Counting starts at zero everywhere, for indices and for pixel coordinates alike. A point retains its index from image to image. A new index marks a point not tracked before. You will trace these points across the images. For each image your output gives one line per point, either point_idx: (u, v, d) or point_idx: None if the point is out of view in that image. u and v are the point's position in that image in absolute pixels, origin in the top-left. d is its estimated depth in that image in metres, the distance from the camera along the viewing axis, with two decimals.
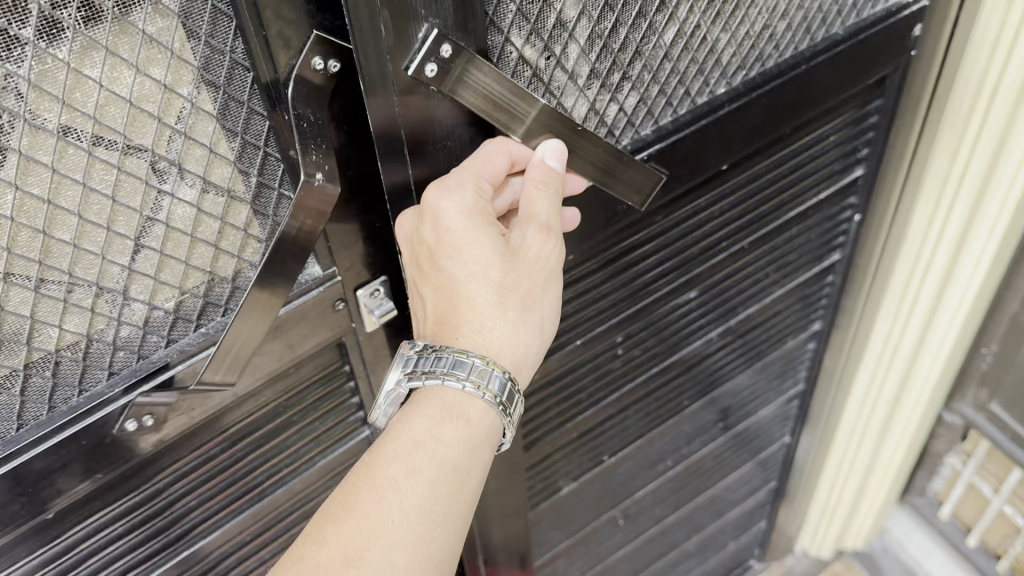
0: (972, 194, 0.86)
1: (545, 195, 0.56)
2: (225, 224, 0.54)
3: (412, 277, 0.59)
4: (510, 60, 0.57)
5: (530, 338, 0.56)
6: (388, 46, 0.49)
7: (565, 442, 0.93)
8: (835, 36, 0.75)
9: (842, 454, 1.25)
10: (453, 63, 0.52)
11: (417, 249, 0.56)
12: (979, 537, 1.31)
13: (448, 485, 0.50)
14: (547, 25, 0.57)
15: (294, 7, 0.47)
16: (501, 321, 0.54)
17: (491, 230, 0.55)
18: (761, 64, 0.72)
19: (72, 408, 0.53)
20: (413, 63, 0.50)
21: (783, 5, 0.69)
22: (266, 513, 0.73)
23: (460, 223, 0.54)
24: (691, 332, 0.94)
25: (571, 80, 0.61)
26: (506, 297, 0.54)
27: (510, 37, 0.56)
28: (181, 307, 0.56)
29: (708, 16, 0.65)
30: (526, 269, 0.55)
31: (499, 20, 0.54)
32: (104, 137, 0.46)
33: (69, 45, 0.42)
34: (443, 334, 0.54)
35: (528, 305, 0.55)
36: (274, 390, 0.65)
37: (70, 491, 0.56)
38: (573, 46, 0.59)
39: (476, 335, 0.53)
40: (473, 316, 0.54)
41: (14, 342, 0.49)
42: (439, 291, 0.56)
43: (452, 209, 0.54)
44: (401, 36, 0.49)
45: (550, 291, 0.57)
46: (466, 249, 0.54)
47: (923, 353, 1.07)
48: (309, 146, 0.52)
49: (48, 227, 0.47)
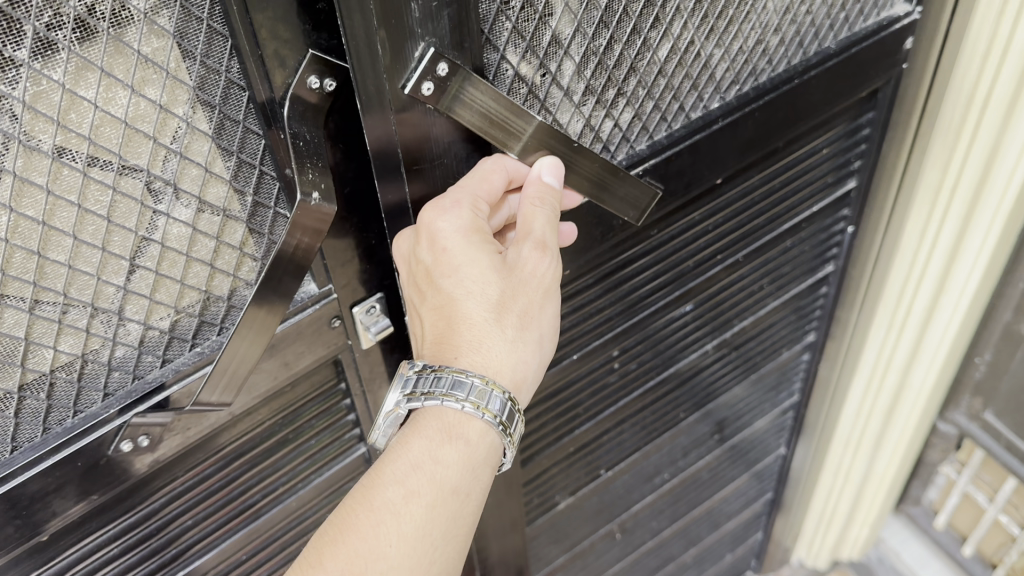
0: (965, 206, 0.86)
1: (542, 211, 0.56)
2: (221, 243, 0.54)
3: (410, 296, 0.59)
4: (506, 78, 0.57)
5: (529, 354, 0.56)
6: (384, 65, 0.49)
7: (563, 457, 0.93)
8: (827, 49, 0.75)
9: (836, 464, 1.25)
10: (450, 81, 0.52)
11: (415, 269, 0.56)
12: (975, 546, 1.30)
13: (446, 507, 0.50)
14: (542, 43, 0.57)
15: (289, 26, 0.47)
16: (499, 339, 0.54)
17: (489, 248, 0.54)
18: (755, 78, 0.72)
19: (67, 430, 0.53)
20: (409, 82, 0.50)
21: (776, 20, 0.69)
22: (262, 531, 0.72)
23: (457, 243, 0.54)
24: (686, 344, 0.94)
25: (566, 97, 0.61)
26: (504, 315, 0.54)
27: (506, 55, 0.56)
28: (177, 326, 0.56)
29: (702, 32, 0.65)
30: (524, 286, 0.55)
31: (494, 38, 0.54)
32: (99, 158, 0.46)
33: (64, 65, 0.42)
34: (442, 354, 0.54)
35: (525, 322, 0.55)
36: (270, 409, 0.64)
37: (64, 514, 0.56)
38: (569, 63, 0.59)
39: (475, 353, 0.53)
40: (471, 335, 0.54)
41: (8, 364, 0.49)
42: (436, 310, 0.55)
43: (449, 229, 0.54)
44: (397, 55, 0.49)
45: (547, 307, 0.57)
46: (464, 269, 0.54)
47: (916, 364, 1.06)
48: (305, 165, 0.51)
49: (42, 248, 0.46)
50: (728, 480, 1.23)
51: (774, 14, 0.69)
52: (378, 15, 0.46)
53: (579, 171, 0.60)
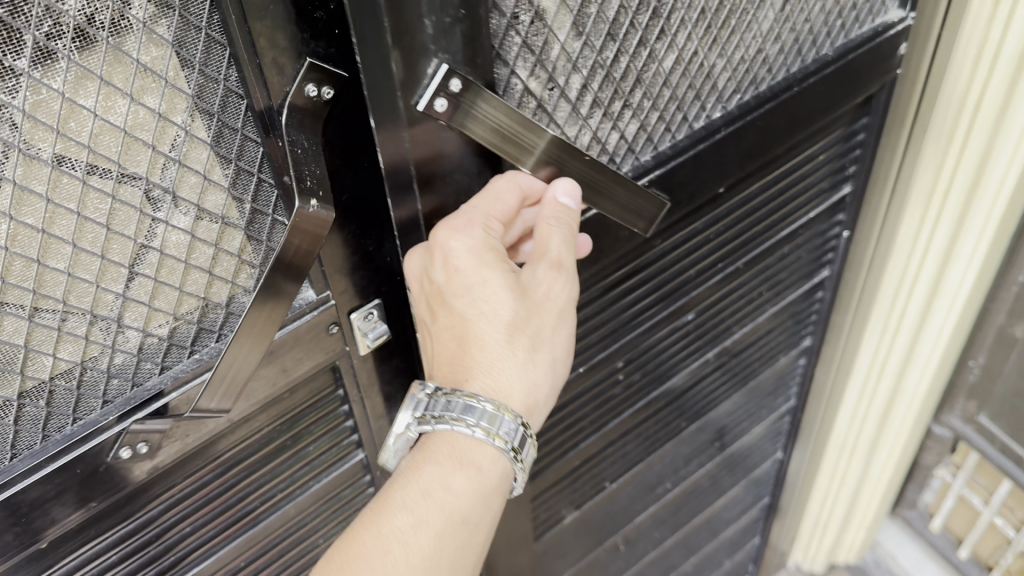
0: (956, 211, 0.87)
1: (558, 230, 0.57)
2: (220, 250, 0.54)
3: (422, 313, 0.60)
4: (516, 92, 0.57)
5: (541, 376, 0.57)
6: (398, 83, 0.50)
7: (567, 471, 0.93)
8: (824, 57, 0.76)
9: (832, 466, 1.26)
10: (462, 96, 0.52)
11: (428, 288, 0.57)
12: (971, 549, 1.31)
13: (454, 536, 0.51)
14: (551, 56, 0.57)
15: (287, 34, 0.47)
16: (512, 361, 0.55)
17: (502, 268, 0.55)
18: (755, 87, 0.73)
19: (67, 437, 0.53)
20: (423, 98, 0.51)
21: (777, 29, 0.70)
22: (260, 538, 0.72)
23: (470, 264, 0.55)
24: (686, 354, 0.95)
25: (574, 110, 0.61)
26: (516, 337, 0.55)
27: (515, 70, 0.56)
28: (175, 333, 0.56)
29: (706, 42, 0.66)
30: (537, 308, 0.56)
31: (504, 52, 0.54)
32: (98, 166, 0.46)
33: (63, 74, 0.42)
34: (455, 375, 0.55)
35: (537, 345, 0.56)
36: (268, 415, 0.65)
37: (63, 520, 0.56)
38: (576, 77, 0.60)
39: (488, 376, 0.55)
40: (484, 357, 0.55)
41: (8, 372, 0.49)
42: (449, 331, 0.57)
43: (462, 249, 0.55)
44: (411, 72, 0.50)
45: (560, 328, 0.58)
46: (477, 290, 0.55)
47: (910, 368, 1.07)
48: (303, 172, 0.52)
49: (42, 256, 0.47)
50: (726, 487, 1.24)
51: (774, 24, 0.69)
52: (392, 33, 0.47)
53: (590, 183, 0.61)
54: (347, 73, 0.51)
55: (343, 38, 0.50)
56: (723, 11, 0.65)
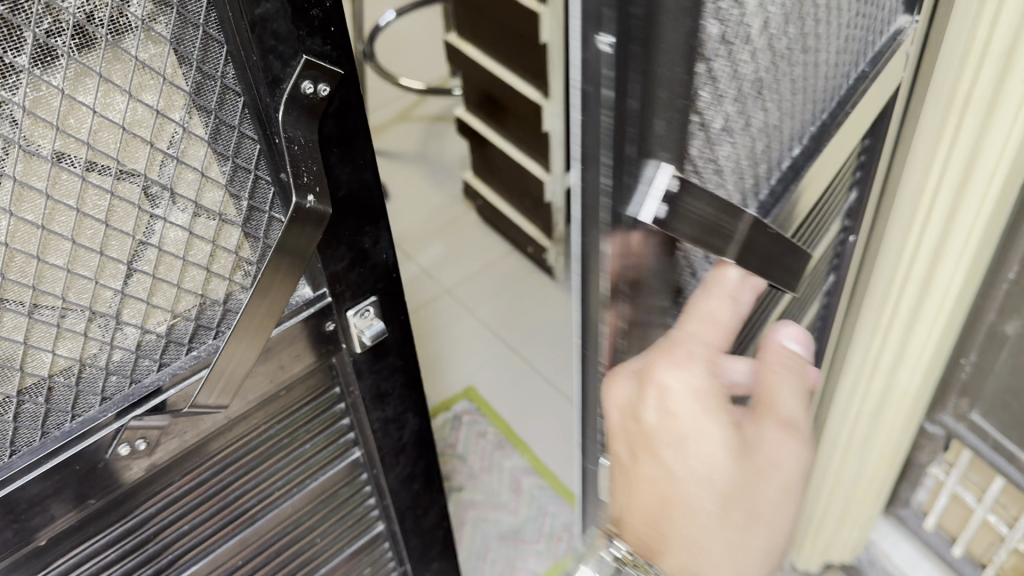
0: (946, 204, 0.82)
1: (789, 378, 0.50)
2: (217, 247, 0.54)
3: (613, 450, 0.49)
4: (699, 163, 0.44)
5: (749, 553, 0.49)
6: (612, 200, 0.36)
7: None
8: (855, 79, 0.69)
9: (825, 465, 1.26)
10: (679, 195, 0.39)
11: (630, 432, 0.47)
12: (965, 547, 1.32)
13: None
14: (726, 113, 0.46)
15: (284, 32, 0.48)
16: (722, 539, 0.47)
17: (725, 423, 0.45)
18: (821, 115, 0.66)
19: (65, 434, 0.53)
20: (641, 207, 0.37)
21: (845, 55, 0.67)
22: (256, 537, 0.73)
23: (688, 414, 0.45)
24: None
25: (730, 175, 0.51)
26: (729, 511, 0.47)
27: (706, 138, 0.44)
28: (173, 330, 0.56)
29: (803, 79, 0.60)
30: (758, 477, 0.48)
31: (698, 119, 0.42)
32: (97, 162, 0.46)
33: (63, 71, 0.43)
34: (654, 546, 0.47)
35: (751, 518, 0.48)
36: (265, 412, 0.65)
37: (63, 517, 0.56)
38: (735, 139, 0.50)
39: (690, 554, 0.46)
40: (691, 533, 0.46)
41: (7, 368, 0.49)
42: (649, 485, 0.47)
43: (682, 393, 0.44)
44: (626, 179, 0.36)
45: (776, 498, 0.49)
46: (693, 446, 0.45)
47: (900, 367, 1.04)
48: (299, 170, 0.53)
49: (41, 251, 0.47)
50: None
51: (839, 51, 0.65)
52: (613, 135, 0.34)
53: (771, 258, 0.49)
54: (343, 71, 0.52)
55: (339, 36, 0.51)
56: (820, 44, 0.60)
